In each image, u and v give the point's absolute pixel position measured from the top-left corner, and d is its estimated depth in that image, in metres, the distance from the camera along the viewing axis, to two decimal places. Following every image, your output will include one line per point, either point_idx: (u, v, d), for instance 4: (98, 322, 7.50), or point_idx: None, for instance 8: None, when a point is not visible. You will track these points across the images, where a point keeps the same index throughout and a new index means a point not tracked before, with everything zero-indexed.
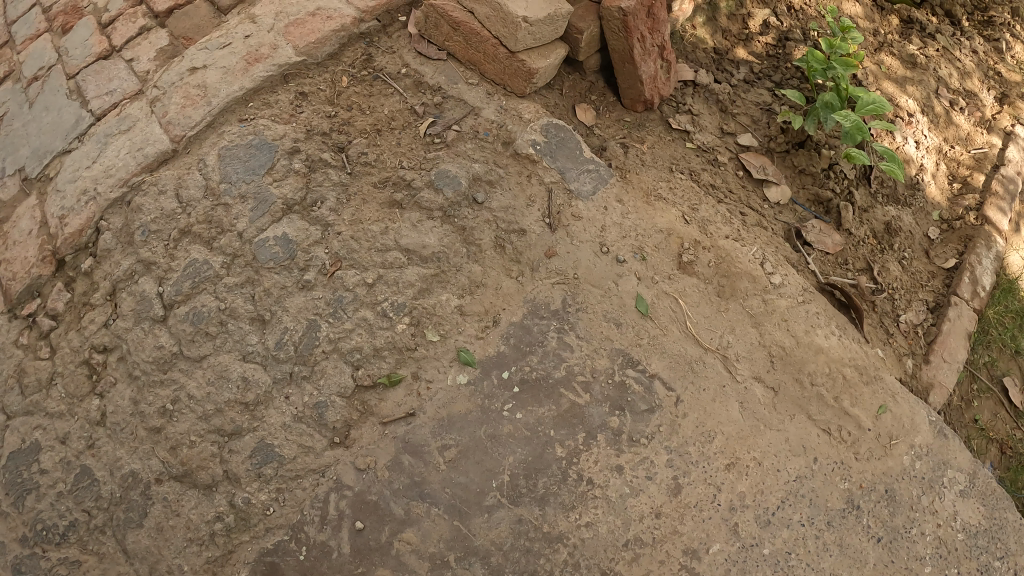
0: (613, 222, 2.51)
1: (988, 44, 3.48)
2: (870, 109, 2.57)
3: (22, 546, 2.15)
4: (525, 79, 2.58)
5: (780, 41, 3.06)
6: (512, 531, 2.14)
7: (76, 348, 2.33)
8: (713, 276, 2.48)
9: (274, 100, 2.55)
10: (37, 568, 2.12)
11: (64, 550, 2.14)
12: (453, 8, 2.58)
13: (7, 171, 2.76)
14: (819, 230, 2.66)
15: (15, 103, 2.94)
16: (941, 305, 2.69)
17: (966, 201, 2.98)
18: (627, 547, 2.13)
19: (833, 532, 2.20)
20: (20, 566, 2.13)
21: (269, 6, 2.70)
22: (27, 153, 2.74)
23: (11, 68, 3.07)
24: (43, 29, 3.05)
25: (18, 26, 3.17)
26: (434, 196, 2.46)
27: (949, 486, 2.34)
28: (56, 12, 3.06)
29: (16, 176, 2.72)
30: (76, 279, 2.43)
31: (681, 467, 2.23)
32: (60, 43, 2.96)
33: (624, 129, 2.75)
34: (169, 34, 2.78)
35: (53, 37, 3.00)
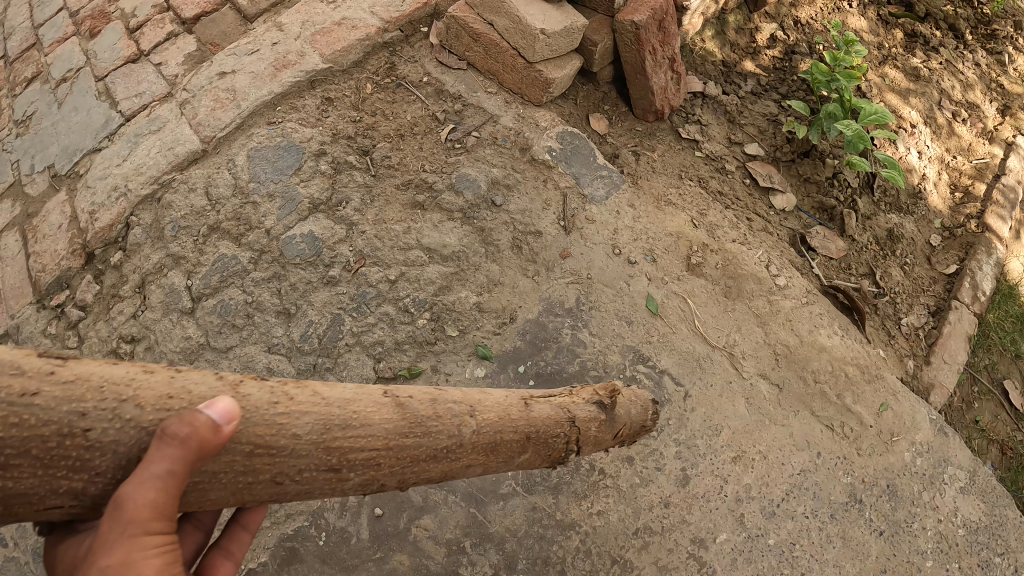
0: (625, 225, 2.62)
1: (992, 57, 3.53)
2: (873, 119, 2.70)
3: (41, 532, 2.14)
4: (542, 89, 2.69)
5: (787, 54, 3.20)
6: (526, 519, 2.24)
7: (105, 338, 2.34)
8: (720, 278, 2.58)
9: (301, 104, 2.65)
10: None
11: None
12: (474, 20, 2.70)
13: (35, 169, 2.74)
14: (823, 236, 2.77)
15: (43, 103, 2.93)
16: (942, 309, 2.79)
17: (968, 209, 3.06)
18: (637, 535, 2.23)
19: (836, 525, 2.29)
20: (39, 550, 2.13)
21: (297, 15, 2.82)
22: (56, 150, 2.74)
23: (39, 69, 3.06)
24: (72, 33, 3.08)
25: (44, 30, 3.19)
26: (454, 198, 2.57)
27: (949, 482, 2.43)
28: (85, 17, 3.12)
29: (45, 173, 2.71)
30: (105, 272, 2.46)
31: (689, 459, 2.34)
32: (88, 47, 2.99)
33: (636, 138, 2.86)
34: (197, 40, 2.87)
35: (82, 41, 3.03)
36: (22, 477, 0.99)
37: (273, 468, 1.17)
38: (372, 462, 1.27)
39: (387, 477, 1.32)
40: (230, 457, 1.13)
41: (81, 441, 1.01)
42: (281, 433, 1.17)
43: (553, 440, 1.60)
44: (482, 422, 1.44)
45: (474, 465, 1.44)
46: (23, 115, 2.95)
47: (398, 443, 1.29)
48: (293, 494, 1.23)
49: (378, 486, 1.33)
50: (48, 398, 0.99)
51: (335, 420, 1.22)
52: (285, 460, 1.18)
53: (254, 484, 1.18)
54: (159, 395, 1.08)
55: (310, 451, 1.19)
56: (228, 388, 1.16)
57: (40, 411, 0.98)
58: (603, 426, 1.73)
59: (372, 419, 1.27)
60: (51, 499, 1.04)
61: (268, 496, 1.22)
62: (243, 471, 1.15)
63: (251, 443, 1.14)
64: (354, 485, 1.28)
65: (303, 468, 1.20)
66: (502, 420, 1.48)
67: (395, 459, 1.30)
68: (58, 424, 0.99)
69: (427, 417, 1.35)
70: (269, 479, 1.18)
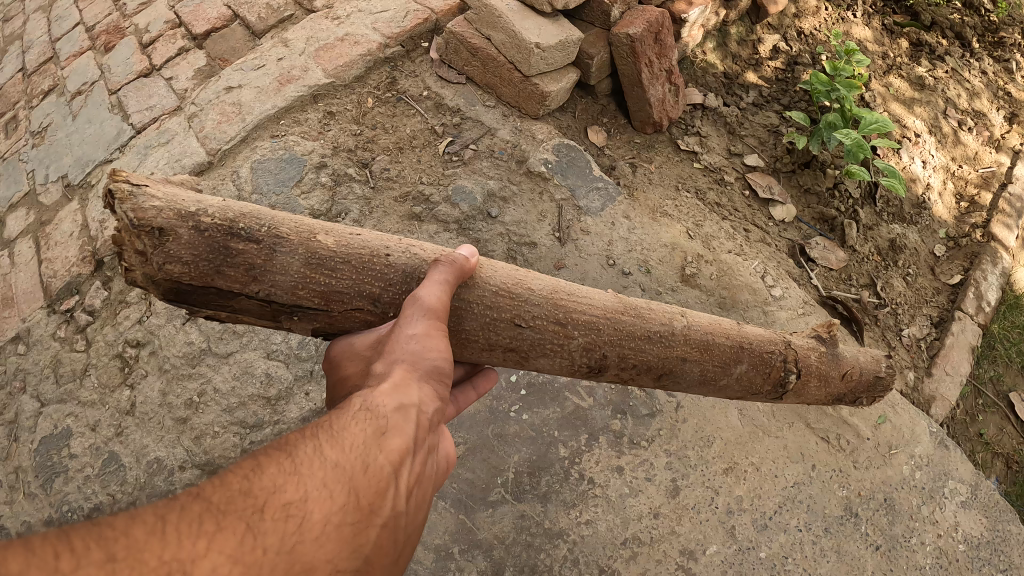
0: (621, 236, 2.57)
1: (999, 65, 3.46)
2: (873, 129, 2.70)
3: (46, 527, 2.13)
4: (539, 101, 2.69)
5: (790, 65, 3.23)
6: (514, 527, 2.20)
7: (111, 342, 2.42)
8: (714, 289, 2.51)
9: (304, 118, 2.65)
10: None
11: None
12: (472, 35, 2.71)
13: (49, 177, 2.86)
14: (823, 247, 2.73)
15: (58, 115, 3.03)
16: (945, 320, 2.74)
17: (972, 219, 3.00)
18: (625, 546, 2.19)
19: (830, 539, 2.25)
20: None
21: (301, 32, 2.87)
22: (70, 161, 2.84)
23: (55, 82, 3.17)
24: (87, 47, 3.19)
25: (61, 44, 3.31)
26: (450, 210, 2.51)
27: (949, 497, 2.37)
28: (100, 32, 3.22)
29: (58, 182, 2.82)
30: (114, 279, 2.54)
31: (680, 470, 2.33)
32: (103, 61, 3.08)
33: (634, 150, 2.86)
34: (207, 55, 2.92)
35: (96, 55, 3.13)
36: (346, 278, 1.28)
37: (515, 309, 1.40)
38: (593, 325, 1.47)
39: (608, 349, 1.51)
40: (488, 294, 1.38)
41: (382, 259, 1.31)
42: (520, 286, 1.42)
43: (770, 356, 1.76)
44: (692, 322, 1.64)
45: (689, 359, 1.62)
46: (38, 126, 3.06)
47: (617, 319, 1.51)
48: (530, 345, 1.43)
49: (599, 361, 1.52)
50: (364, 238, 1.33)
51: (560, 289, 1.47)
52: (526, 308, 1.41)
53: (499, 323, 1.39)
54: (433, 248, 1.38)
55: (543, 302, 1.42)
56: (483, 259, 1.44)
57: (359, 241, 1.31)
58: (826, 357, 1.93)
59: (589, 296, 1.50)
60: (359, 302, 1.30)
61: (508, 343, 1.42)
62: (494, 307, 1.38)
63: (497, 285, 1.39)
64: (580, 345, 1.47)
65: (538, 316, 1.42)
66: (711, 326, 1.67)
67: (615, 331, 1.50)
68: (371, 248, 1.31)
69: (639, 307, 1.56)
70: (512, 320, 1.40)
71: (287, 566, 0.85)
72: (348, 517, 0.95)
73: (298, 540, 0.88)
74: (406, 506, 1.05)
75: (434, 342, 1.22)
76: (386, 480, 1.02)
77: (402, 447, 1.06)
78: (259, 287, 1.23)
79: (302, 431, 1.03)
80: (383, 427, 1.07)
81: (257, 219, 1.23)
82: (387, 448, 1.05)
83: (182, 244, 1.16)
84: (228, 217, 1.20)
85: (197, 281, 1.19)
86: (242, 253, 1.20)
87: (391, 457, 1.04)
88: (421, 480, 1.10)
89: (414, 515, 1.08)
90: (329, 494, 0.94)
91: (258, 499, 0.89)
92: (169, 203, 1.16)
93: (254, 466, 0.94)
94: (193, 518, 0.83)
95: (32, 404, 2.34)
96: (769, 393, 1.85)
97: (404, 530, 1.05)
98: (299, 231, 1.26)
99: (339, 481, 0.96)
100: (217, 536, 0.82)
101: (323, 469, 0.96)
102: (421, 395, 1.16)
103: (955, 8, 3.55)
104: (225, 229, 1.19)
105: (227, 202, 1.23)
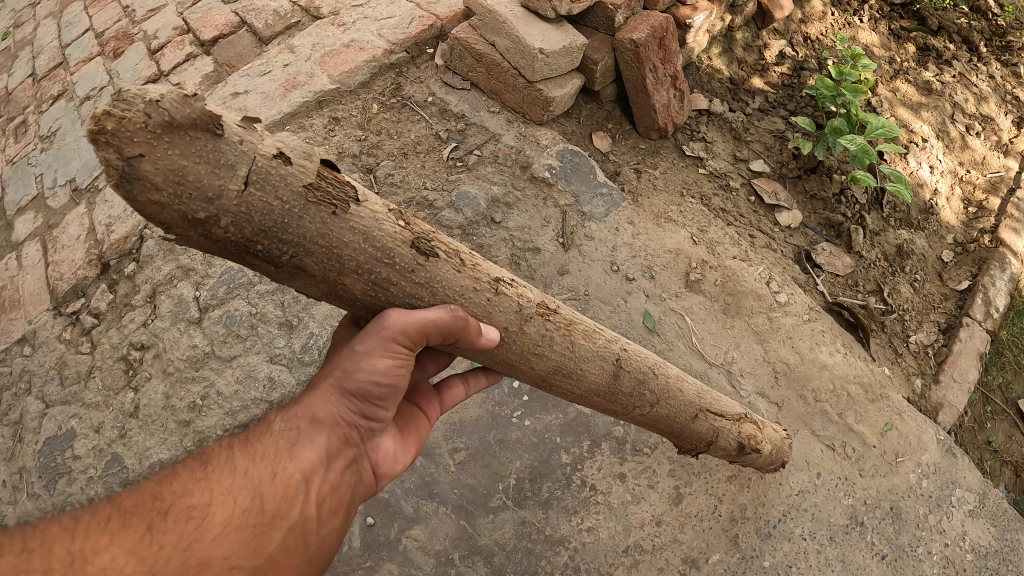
0: (624, 243, 2.56)
1: (1007, 69, 3.44)
2: (881, 133, 2.70)
3: None
4: (543, 107, 2.69)
5: (796, 70, 3.24)
6: (515, 533, 2.18)
7: (115, 345, 2.43)
8: (720, 295, 2.51)
9: (309, 123, 2.66)
10: None
11: None
12: (476, 41, 2.72)
13: (58, 181, 2.90)
14: (829, 253, 2.73)
15: (67, 120, 3.08)
16: (953, 326, 2.71)
17: (981, 224, 2.98)
18: (627, 553, 2.16)
19: (835, 548, 2.20)
20: None
21: (307, 38, 2.89)
22: (79, 166, 2.89)
23: (64, 87, 3.21)
24: (96, 54, 3.23)
25: (71, 50, 3.35)
26: (454, 215, 2.51)
27: (957, 505, 2.31)
28: (108, 38, 3.26)
29: (67, 186, 2.86)
30: (119, 282, 2.55)
31: (683, 477, 2.29)
32: (111, 67, 3.12)
33: (638, 156, 2.86)
34: (214, 62, 2.95)
35: (105, 61, 3.17)
36: (350, 304, 1.24)
37: (505, 370, 1.45)
38: (559, 395, 1.58)
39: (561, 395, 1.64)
40: (488, 359, 1.40)
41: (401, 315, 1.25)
42: (525, 364, 1.42)
43: (686, 443, 1.89)
44: (653, 410, 1.71)
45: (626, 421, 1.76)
46: (48, 131, 3.11)
47: (587, 399, 1.59)
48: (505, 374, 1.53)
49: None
50: (393, 284, 1.21)
51: (562, 371, 1.47)
52: (515, 372, 1.46)
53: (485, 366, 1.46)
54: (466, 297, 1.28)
55: (529, 377, 1.48)
56: (516, 321, 1.36)
57: (386, 291, 1.21)
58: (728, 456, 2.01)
59: (586, 381, 1.52)
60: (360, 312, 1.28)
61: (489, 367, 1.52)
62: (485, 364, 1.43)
63: (500, 360, 1.41)
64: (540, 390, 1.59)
65: (520, 378, 1.48)
66: (670, 415, 1.76)
67: (574, 401, 1.61)
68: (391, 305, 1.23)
69: (621, 393, 1.60)
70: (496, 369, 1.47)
71: (182, 561, 1.01)
72: (250, 520, 1.11)
73: (194, 538, 1.04)
74: (318, 512, 1.19)
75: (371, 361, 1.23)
76: (296, 487, 1.17)
77: (315, 457, 1.20)
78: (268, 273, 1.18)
79: (228, 446, 1.21)
80: (296, 441, 1.21)
81: (277, 232, 1.06)
82: (299, 460, 1.19)
83: (189, 240, 1.03)
84: (246, 234, 1.03)
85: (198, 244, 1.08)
86: (256, 266, 1.11)
87: (301, 465, 1.18)
88: (340, 490, 1.24)
89: (331, 518, 1.22)
90: (233, 500, 1.11)
91: (166, 503, 1.08)
92: (177, 203, 0.96)
93: (172, 478, 1.14)
94: (101, 518, 1.03)
95: (36, 405, 2.36)
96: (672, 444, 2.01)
97: (317, 533, 1.20)
98: (325, 265, 1.13)
99: (244, 488, 1.13)
100: (120, 533, 1.01)
101: (232, 478, 1.13)
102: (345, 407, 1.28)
103: (961, 13, 3.52)
104: (241, 245, 1.05)
105: (252, 207, 1.01)
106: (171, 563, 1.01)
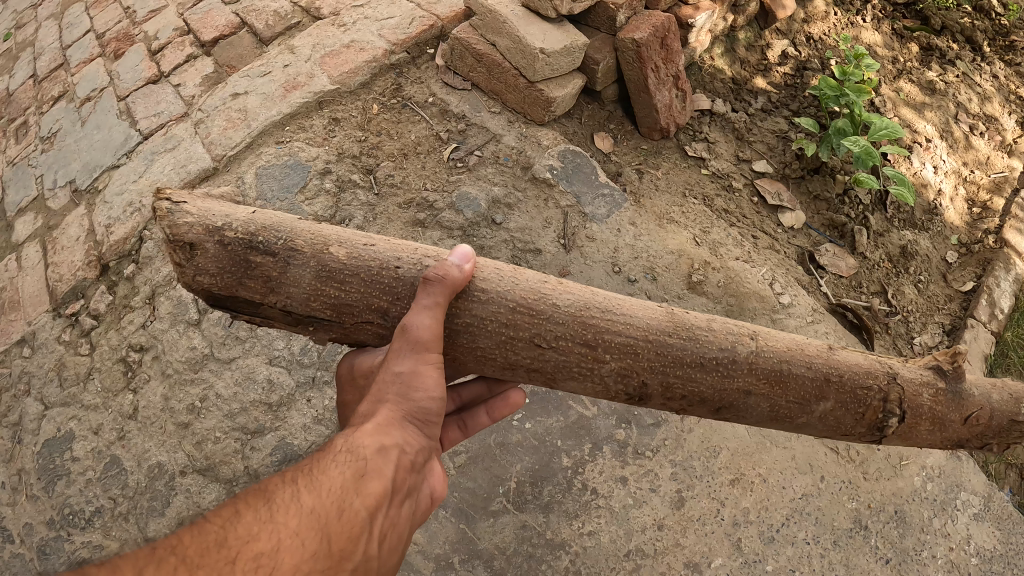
0: (626, 244, 2.52)
1: (1011, 69, 3.41)
2: (883, 135, 2.68)
3: (47, 530, 2.12)
4: (544, 108, 2.67)
5: (799, 70, 3.22)
6: (515, 537, 2.15)
7: (114, 347, 2.41)
8: (722, 296, 2.44)
9: (309, 124, 2.65)
10: (61, 549, 2.07)
11: (87, 535, 2.09)
12: (477, 42, 2.71)
13: (58, 182, 2.89)
14: (833, 254, 2.71)
15: (67, 121, 3.06)
16: (958, 328, 2.67)
17: (986, 224, 2.94)
18: (629, 558, 2.12)
19: (839, 552, 2.17)
20: (44, 548, 2.09)
21: (307, 39, 2.87)
22: (78, 166, 2.87)
23: (65, 89, 3.20)
24: (96, 55, 3.23)
25: (72, 51, 3.35)
26: (454, 216, 2.49)
27: (962, 509, 2.31)
28: (109, 39, 3.25)
29: (67, 187, 2.85)
30: (119, 284, 2.54)
31: (685, 481, 2.26)
32: (112, 68, 3.11)
33: (641, 156, 2.83)
34: (215, 62, 2.94)
35: (106, 62, 3.16)
36: (359, 292, 1.26)
37: (533, 328, 1.29)
38: (630, 349, 1.32)
39: (649, 377, 1.35)
40: (505, 309, 1.29)
41: (393, 273, 1.27)
42: (544, 301, 1.30)
43: (863, 394, 1.42)
44: (762, 348, 1.38)
45: (756, 391, 1.38)
46: (48, 132, 3.10)
47: (662, 341, 1.33)
48: (551, 365, 1.32)
49: (640, 388, 1.37)
50: (377, 249, 1.30)
51: (594, 304, 1.33)
52: (547, 326, 1.29)
53: (517, 343, 1.30)
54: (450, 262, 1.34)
55: (567, 320, 1.30)
56: (507, 268, 1.34)
57: (374, 252, 1.28)
58: (944, 396, 1.47)
59: (627, 312, 1.34)
60: (370, 316, 1.29)
61: (530, 363, 1.33)
62: (508, 324, 1.29)
63: (514, 299, 1.29)
64: (613, 371, 1.33)
65: (561, 337, 1.30)
66: (791, 351, 1.40)
67: (658, 355, 1.33)
68: (382, 260, 1.28)
69: (694, 327, 1.36)
70: (530, 340, 1.30)
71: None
72: (320, 563, 1.01)
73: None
74: (380, 549, 1.12)
75: (420, 378, 1.24)
76: (360, 525, 1.08)
77: (382, 490, 1.13)
78: (277, 299, 1.25)
79: (286, 477, 1.11)
80: (361, 471, 1.13)
81: (273, 229, 1.25)
82: (363, 493, 1.11)
83: (208, 258, 1.21)
84: (251, 231, 1.24)
85: (223, 291, 1.24)
86: (261, 267, 1.23)
87: (367, 500, 1.11)
88: (399, 523, 1.17)
89: (391, 556, 1.15)
90: (302, 541, 1.00)
91: (232, 550, 0.96)
92: (201, 219, 1.22)
93: (231, 517, 1.02)
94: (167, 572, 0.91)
95: (36, 407, 2.34)
96: (865, 435, 1.49)
97: (377, 569, 1.12)
98: (315, 243, 1.26)
99: (313, 527, 1.03)
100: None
101: (298, 518, 1.03)
102: (404, 435, 1.22)
103: (965, 12, 3.50)
104: (246, 242, 1.23)
105: (254, 218, 1.26)
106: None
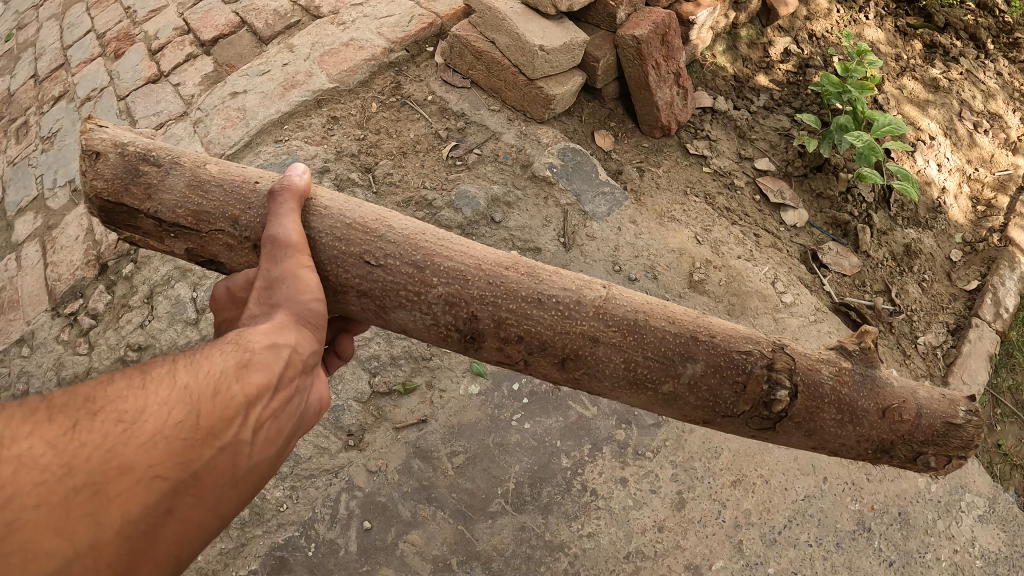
0: (627, 242, 2.49)
1: (1015, 66, 3.39)
2: (887, 131, 2.65)
3: None
4: (543, 105, 2.66)
5: (801, 68, 3.20)
6: (513, 539, 2.11)
7: (113, 346, 2.38)
8: (723, 295, 2.41)
9: (308, 123, 2.63)
10: None
11: None
12: (476, 40, 2.69)
13: (58, 182, 2.88)
14: (836, 253, 2.68)
15: (68, 121, 3.06)
16: (962, 327, 2.63)
17: (990, 223, 2.91)
18: (628, 560, 2.10)
19: (842, 554, 2.14)
20: None
21: (307, 37, 2.86)
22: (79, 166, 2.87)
23: (66, 89, 3.20)
24: (97, 55, 3.22)
25: (73, 51, 3.35)
26: (453, 214, 2.45)
27: (967, 511, 2.28)
28: (109, 40, 3.25)
29: (67, 187, 2.85)
30: (117, 283, 2.52)
31: (686, 482, 2.23)
32: (112, 68, 3.11)
33: (642, 154, 2.81)
34: (215, 61, 2.94)
35: (107, 62, 3.16)
36: (220, 199, 1.27)
37: (366, 244, 1.26)
38: (459, 274, 1.25)
39: (479, 310, 1.26)
40: (340, 224, 1.27)
41: (252, 185, 1.30)
42: (381, 223, 1.28)
43: (740, 356, 1.30)
44: (618, 294, 1.30)
45: (604, 338, 1.27)
46: (48, 132, 3.10)
47: (496, 272, 1.27)
48: (381, 290, 1.26)
49: (472, 325, 1.27)
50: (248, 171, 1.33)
51: (433, 232, 1.30)
52: (379, 244, 1.26)
53: (346, 260, 1.25)
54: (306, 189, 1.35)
55: (399, 240, 1.27)
56: (354, 199, 1.33)
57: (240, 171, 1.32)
58: (849, 378, 1.33)
59: (469, 245, 1.30)
60: (223, 224, 1.27)
61: (361, 286, 1.27)
62: (343, 239, 1.26)
63: (352, 218, 1.28)
64: (442, 299, 1.25)
65: (391, 256, 1.25)
66: (650, 305, 1.31)
67: (489, 286, 1.26)
68: (245, 177, 1.31)
69: (538, 268, 1.30)
70: (360, 256, 1.25)
71: (101, 463, 0.87)
72: (183, 435, 0.93)
73: (117, 442, 0.89)
74: (259, 439, 1.02)
75: (303, 282, 1.18)
76: (237, 409, 0.99)
77: (266, 381, 1.04)
78: (152, 206, 1.27)
79: (174, 355, 1.04)
80: (246, 360, 1.04)
81: (165, 150, 1.32)
82: (246, 381, 1.02)
83: (105, 166, 1.27)
84: (144, 147, 1.30)
85: (110, 198, 1.27)
86: (146, 176, 1.27)
87: (248, 389, 1.01)
88: (286, 420, 1.08)
89: (272, 452, 1.06)
90: (168, 410, 0.94)
91: (97, 405, 0.93)
92: (108, 135, 1.30)
93: (108, 380, 0.98)
94: (28, 411, 0.90)
95: None
96: (754, 420, 1.33)
97: (254, 461, 1.02)
98: (195, 161, 1.31)
99: (184, 401, 0.96)
100: (43, 425, 0.88)
101: (170, 388, 0.96)
102: (299, 337, 1.14)
103: (968, 9, 3.47)
104: (139, 154, 1.29)
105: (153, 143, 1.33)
106: (89, 462, 0.87)
